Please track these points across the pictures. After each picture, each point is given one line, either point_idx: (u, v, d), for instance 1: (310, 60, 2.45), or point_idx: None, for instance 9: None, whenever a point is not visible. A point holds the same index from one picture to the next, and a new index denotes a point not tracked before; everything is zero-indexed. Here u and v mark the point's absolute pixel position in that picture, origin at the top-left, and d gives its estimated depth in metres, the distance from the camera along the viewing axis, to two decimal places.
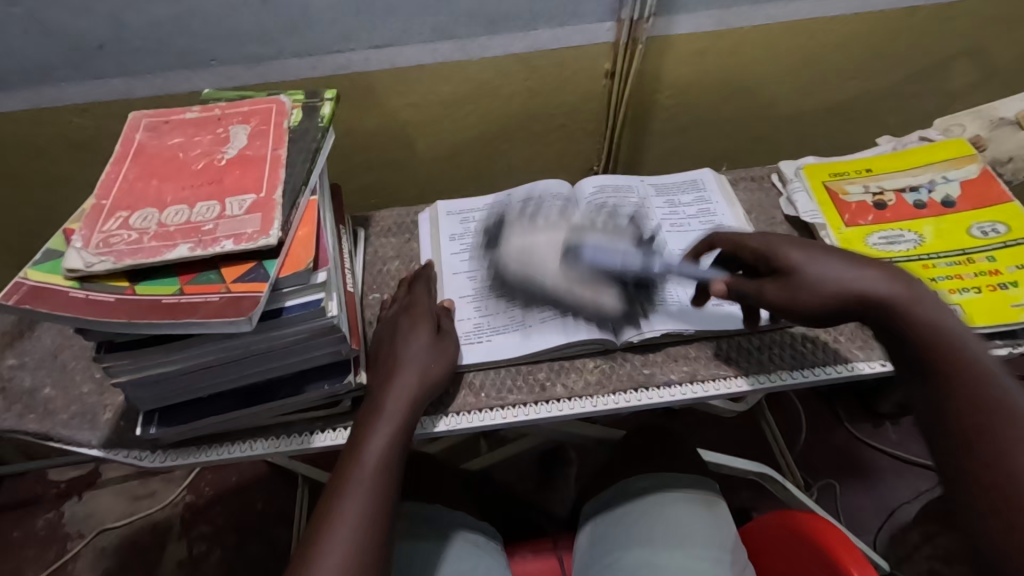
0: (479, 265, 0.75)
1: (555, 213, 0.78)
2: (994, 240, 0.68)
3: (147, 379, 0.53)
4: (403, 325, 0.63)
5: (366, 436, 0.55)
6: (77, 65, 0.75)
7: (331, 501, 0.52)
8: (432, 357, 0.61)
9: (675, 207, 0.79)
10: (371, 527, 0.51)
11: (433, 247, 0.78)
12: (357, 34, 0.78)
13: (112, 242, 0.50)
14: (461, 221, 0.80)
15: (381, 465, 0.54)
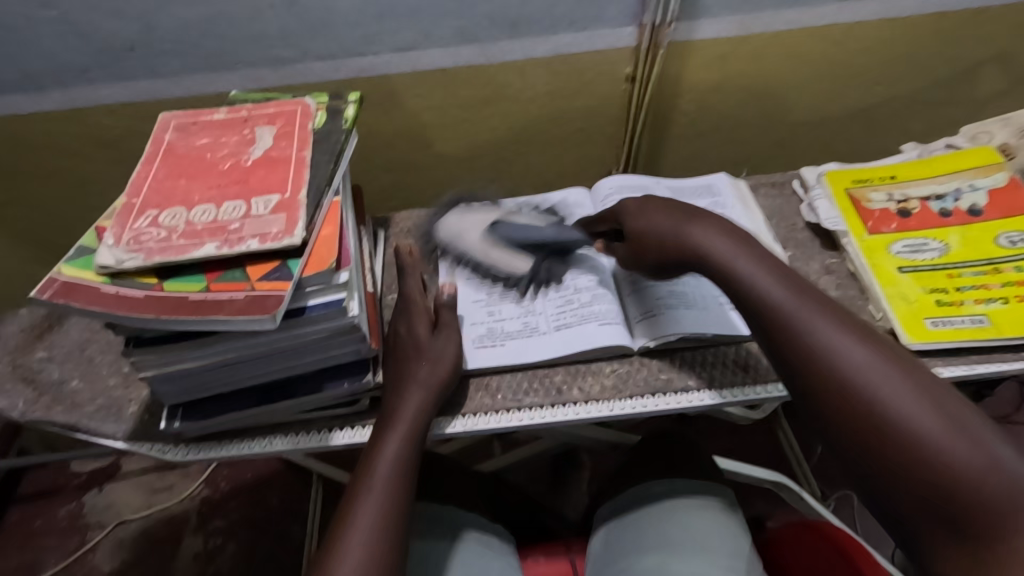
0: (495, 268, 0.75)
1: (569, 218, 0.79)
2: (1022, 249, 0.67)
3: (172, 374, 0.54)
4: (408, 326, 0.63)
5: (382, 439, 0.56)
6: (109, 66, 0.77)
7: (349, 504, 0.53)
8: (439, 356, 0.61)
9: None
10: (389, 527, 0.51)
11: (449, 250, 0.78)
12: (380, 38, 0.80)
13: (141, 240, 0.51)
14: (476, 224, 0.81)
15: (397, 467, 0.55)
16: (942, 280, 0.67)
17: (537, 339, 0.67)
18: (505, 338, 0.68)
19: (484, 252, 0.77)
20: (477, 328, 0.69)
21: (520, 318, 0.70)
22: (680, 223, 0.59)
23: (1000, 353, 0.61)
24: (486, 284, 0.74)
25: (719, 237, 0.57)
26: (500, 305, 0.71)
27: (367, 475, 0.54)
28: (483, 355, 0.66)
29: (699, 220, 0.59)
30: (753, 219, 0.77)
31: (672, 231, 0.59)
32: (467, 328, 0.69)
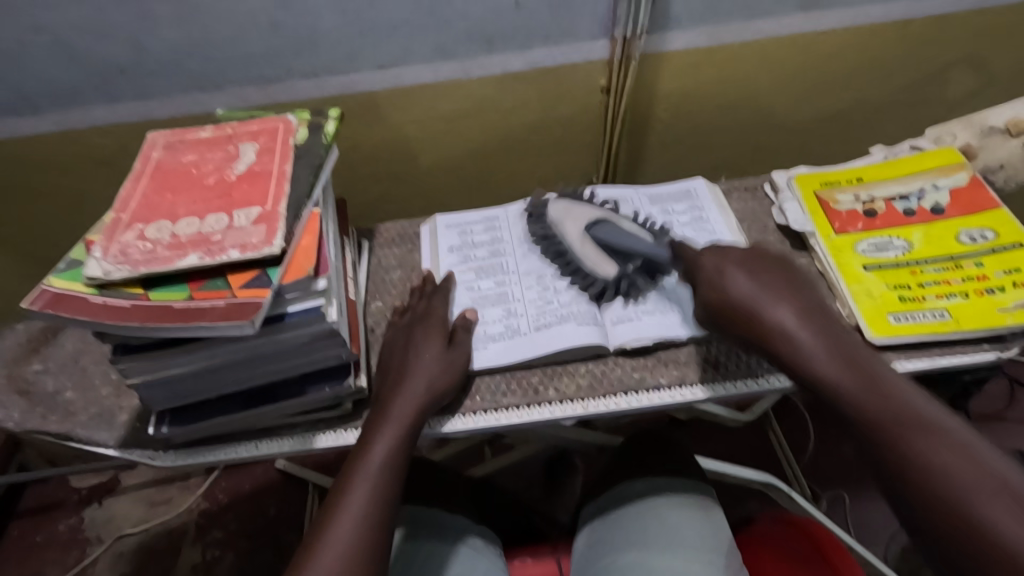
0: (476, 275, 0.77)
1: (549, 225, 0.80)
2: (983, 246, 0.69)
3: (159, 380, 0.56)
4: (416, 335, 0.66)
5: (376, 436, 0.58)
6: (102, 88, 0.81)
7: (337, 497, 0.54)
8: (441, 367, 0.64)
9: (668, 216, 0.81)
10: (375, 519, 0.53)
11: (433, 256, 0.81)
12: (362, 55, 0.83)
13: (128, 252, 0.54)
14: (459, 234, 0.82)
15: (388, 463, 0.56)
16: (905, 277, 0.69)
17: (517, 341, 0.69)
18: (487, 341, 0.69)
19: (467, 260, 0.79)
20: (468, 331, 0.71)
21: (503, 322, 0.71)
22: (760, 297, 0.55)
23: (960, 346, 0.63)
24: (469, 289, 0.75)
25: (791, 317, 0.53)
26: (483, 310, 0.72)
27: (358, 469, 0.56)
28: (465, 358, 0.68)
29: (780, 295, 0.55)
30: (727, 223, 0.80)
31: (753, 301, 0.55)
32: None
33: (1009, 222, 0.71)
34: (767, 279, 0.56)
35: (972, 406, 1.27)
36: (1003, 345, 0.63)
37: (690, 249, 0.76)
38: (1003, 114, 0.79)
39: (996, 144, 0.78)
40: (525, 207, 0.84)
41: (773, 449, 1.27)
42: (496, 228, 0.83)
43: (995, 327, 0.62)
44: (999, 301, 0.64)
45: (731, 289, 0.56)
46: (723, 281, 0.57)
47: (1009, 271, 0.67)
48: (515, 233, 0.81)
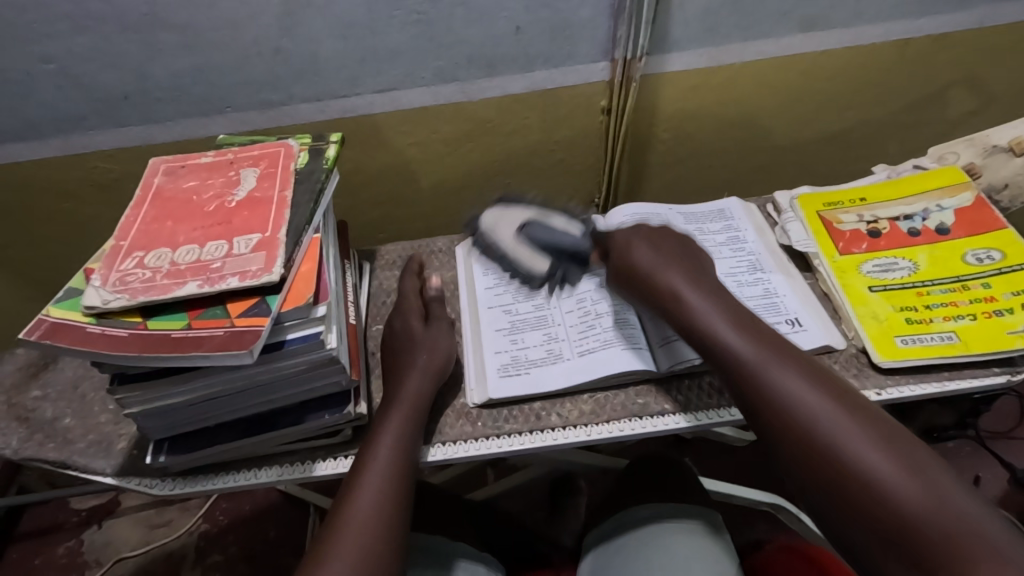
0: (513, 298, 0.77)
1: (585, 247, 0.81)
2: (989, 266, 0.69)
3: (156, 410, 0.56)
4: (398, 323, 0.71)
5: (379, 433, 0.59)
6: (105, 114, 0.81)
7: (348, 498, 0.55)
8: (431, 348, 0.67)
9: (705, 236, 0.80)
10: (390, 507, 0.54)
11: (468, 283, 0.80)
12: (363, 80, 0.83)
13: (127, 280, 0.54)
14: (493, 257, 0.82)
15: (398, 455, 0.58)
16: (911, 299, 0.68)
17: (559, 368, 0.68)
18: (528, 366, 0.69)
19: (501, 282, 0.79)
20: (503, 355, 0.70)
21: (544, 346, 0.71)
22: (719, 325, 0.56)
23: (970, 369, 0.62)
24: (506, 313, 0.75)
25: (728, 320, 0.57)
26: (523, 334, 0.72)
27: (365, 463, 0.57)
28: (498, 385, 0.67)
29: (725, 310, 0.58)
30: (766, 242, 0.79)
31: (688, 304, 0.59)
32: (489, 357, 0.70)
33: (1016, 242, 0.70)
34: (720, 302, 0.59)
35: (983, 425, 1.25)
36: (1013, 369, 0.62)
37: (732, 270, 0.75)
38: (1006, 134, 0.78)
39: (999, 163, 0.78)
40: (560, 227, 0.84)
41: None
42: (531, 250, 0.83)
43: (1005, 350, 0.61)
44: (1008, 323, 0.63)
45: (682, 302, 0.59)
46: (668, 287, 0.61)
47: (1017, 292, 0.66)
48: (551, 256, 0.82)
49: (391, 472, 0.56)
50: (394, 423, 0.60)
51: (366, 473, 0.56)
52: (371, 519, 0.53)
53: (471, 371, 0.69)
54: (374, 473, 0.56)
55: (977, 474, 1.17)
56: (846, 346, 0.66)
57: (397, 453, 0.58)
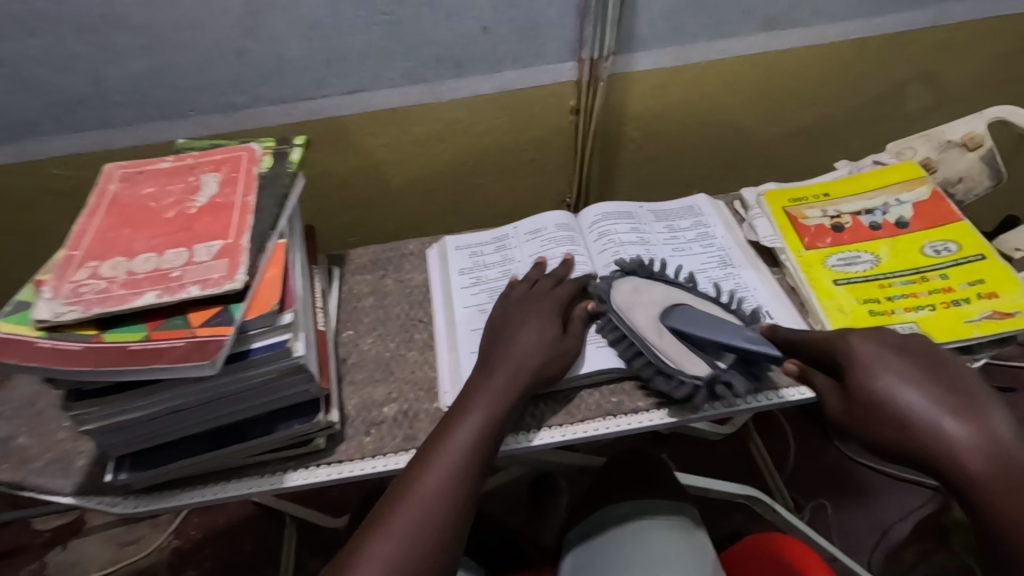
0: (489, 297, 0.75)
1: (562, 242, 0.78)
2: (947, 258, 0.71)
3: (114, 426, 0.54)
4: (514, 318, 0.65)
5: (466, 411, 0.57)
6: (59, 119, 0.78)
7: (416, 470, 0.54)
8: (548, 355, 0.63)
9: (675, 233, 0.81)
10: (456, 494, 0.52)
11: (444, 283, 0.79)
12: (329, 81, 0.82)
13: (81, 292, 0.52)
14: (470, 255, 0.81)
15: (481, 436, 0.56)
16: (875, 291, 0.69)
17: None
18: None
19: (478, 282, 0.77)
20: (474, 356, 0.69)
21: None
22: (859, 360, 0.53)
23: None
24: (482, 313, 0.74)
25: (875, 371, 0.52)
26: None
27: (440, 443, 0.55)
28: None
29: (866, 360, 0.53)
30: (734, 237, 0.80)
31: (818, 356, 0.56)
32: (465, 358, 0.69)
33: (970, 234, 0.72)
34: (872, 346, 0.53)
35: None
36: (971, 356, 0.64)
37: (704, 265, 0.76)
38: (960, 129, 0.80)
39: (954, 157, 0.80)
40: (535, 223, 0.82)
41: (754, 460, 1.27)
42: (507, 248, 0.81)
43: (962, 339, 0.63)
44: (965, 313, 0.65)
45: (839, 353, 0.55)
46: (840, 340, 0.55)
47: (973, 282, 0.68)
48: (527, 252, 0.79)
49: (467, 456, 0.55)
50: (487, 400, 0.58)
51: (443, 450, 0.55)
52: (435, 506, 0.51)
53: (446, 373, 0.69)
54: (449, 455, 0.54)
55: None
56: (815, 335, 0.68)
57: (480, 436, 0.56)
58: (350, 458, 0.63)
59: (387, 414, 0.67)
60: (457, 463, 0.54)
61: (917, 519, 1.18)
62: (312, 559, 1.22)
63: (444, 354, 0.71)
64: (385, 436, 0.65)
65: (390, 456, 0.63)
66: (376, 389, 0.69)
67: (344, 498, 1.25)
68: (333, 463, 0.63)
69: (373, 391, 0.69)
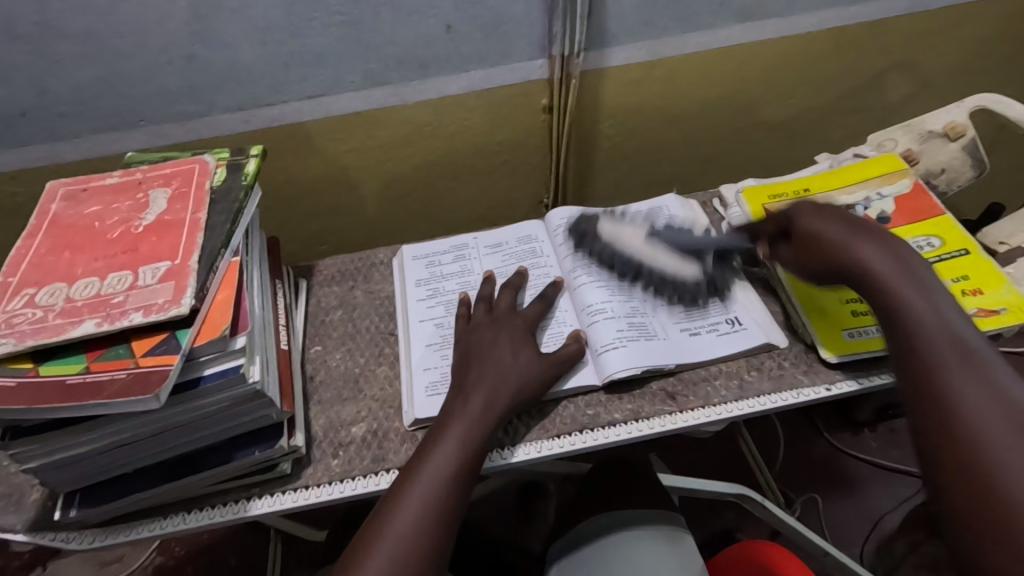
0: (446, 311, 0.72)
1: (523, 256, 0.76)
2: (930, 253, 0.69)
3: (59, 463, 0.51)
4: (485, 337, 0.63)
5: (439, 440, 0.55)
6: (3, 133, 0.74)
7: (387, 509, 0.51)
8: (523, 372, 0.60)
9: (644, 237, 0.78)
10: (431, 534, 0.49)
11: (400, 296, 0.75)
12: (289, 86, 0.78)
13: (14, 322, 0.49)
14: (427, 265, 0.77)
15: (456, 468, 0.53)
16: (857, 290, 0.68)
17: None
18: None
19: (435, 294, 0.74)
20: (431, 373, 0.66)
21: None
22: (848, 235, 0.57)
23: None
24: (438, 328, 0.70)
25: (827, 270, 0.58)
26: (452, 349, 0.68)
27: (413, 477, 0.53)
28: (427, 406, 0.63)
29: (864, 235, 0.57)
30: (703, 242, 0.78)
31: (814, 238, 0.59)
32: (418, 375, 0.66)
33: (953, 228, 0.70)
34: (855, 221, 0.59)
35: None
36: None
37: (670, 272, 0.75)
38: (941, 119, 0.79)
39: (936, 148, 0.78)
40: (497, 236, 0.79)
41: (743, 457, 1.26)
42: (467, 258, 0.78)
43: None
44: None
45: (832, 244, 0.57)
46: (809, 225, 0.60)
47: (958, 278, 0.66)
48: (487, 265, 0.76)
49: (440, 492, 0.52)
50: (461, 429, 0.56)
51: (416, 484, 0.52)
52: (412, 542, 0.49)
53: (404, 391, 0.66)
54: (423, 487, 0.52)
55: None
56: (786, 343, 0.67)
57: (455, 469, 0.53)
58: (316, 483, 0.60)
59: (355, 434, 0.64)
60: (433, 494, 0.51)
61: (908, 510, 1.17)
62: (297, 572, 1.19)
63: (403, 371, 0.68)
64: (353, 458, 0.62)
65: (357, 479, 0.60)
66: (343, 409, 0.66)
67: (329, 509, 1.23)
68: (300, 489, 0.60)
69: (341, 410, 0.66)
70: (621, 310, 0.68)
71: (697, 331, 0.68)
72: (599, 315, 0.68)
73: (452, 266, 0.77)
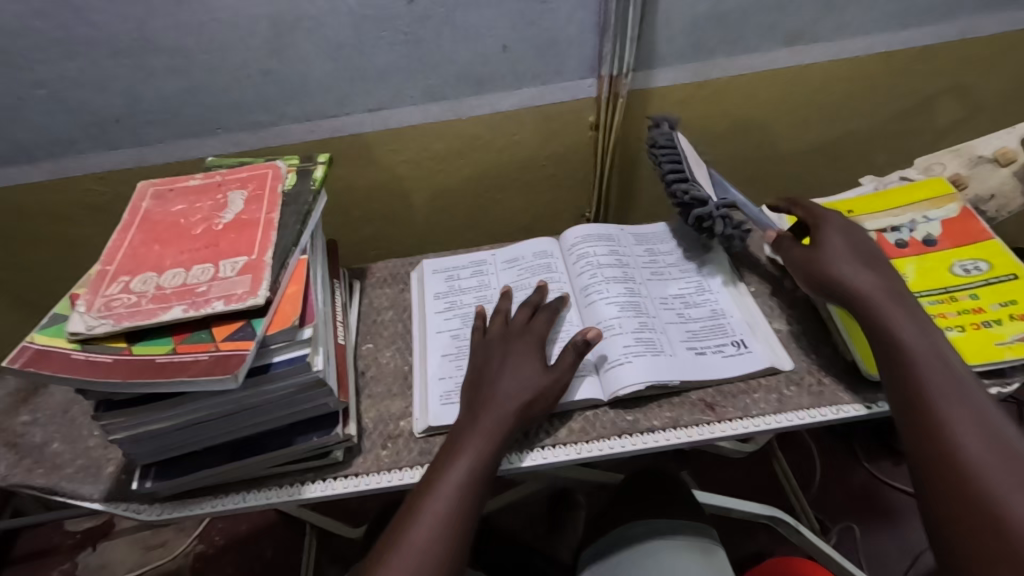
0: (463, 322, 0.76)
1: (538, 270, 0.79)
2: (977, 277, 0.68)
3: (142, 435, 0.56)
4: (515, 349, 0.65)
5: (454, 459, 0.57)
6: (96, 137, 0.82)
7: (406, 520, 0.54)
8: (535, 389, 0.62)
9: (655, 257, 0.81)
10: (450, 545, 0.53)
11: (420, 306, 0.79)
12: (353, 99, 0.84)
13: (112, 305, 0.54)
14: (447, 279, 0.82)
15: (467, 482, 0.56)
16: None
17: None
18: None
19: (453, 307, 0.78)
20: (446, 382, 0.69)
21: None
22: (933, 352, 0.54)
23: None
24: (454, 339, 0.74)
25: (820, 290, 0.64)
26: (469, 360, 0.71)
27: (429, 493, 0.55)
28: (441, 412, 0.66)
29: (869, 270, 0.62)
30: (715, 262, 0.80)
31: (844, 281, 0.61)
32: (433, 385, 0.69)
33: (1002, 254, 0.70)
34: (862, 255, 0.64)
35: None
36: (1004, 380, 0.61)
37: (680, 290, 0.77)
38: (991, 145, 0.79)
39: (985, 173, 0.79)
40: (513, 250, 0.83)
41: (778, 479, 1.24)
42: (485, 273, 0.82)
43: (995, 361, 0.61)
44: (997, 334, 0.63)
45: (840, 278, 0.62)
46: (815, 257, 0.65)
47: (1005, 303, 0.65)
48: (504, 279, 0.80)
49: (455, 504, 0.54)
50: (474, 445, 0.58)
51: (432, 499, 0.54)
52: (426, 554, 0.52)
53: (417, 399, 0.69)
54: (439, 500, 0.54)
55: None
56: (792, 367, 0.68)
57: (467, 485, 0.56)
58: (366, 472, 0.64)
59: (403, 427, 0.67)
60: (447, 509, 0.54)
61: None
62: (330, 567, 1.22)
63: (417, 378, 0.71)
64: (401, 449, 0.65)
65: (405, 470, 0.64)
66: (393, 403, 0.70)
67: (363, 508, 1.26)
68: (351, 476, 0.63)
69: (390, 405, 0.70)
70: (630, 327, 0.70)
71: (704, 350, 0.70)
72: (611, 332, 0.70)
73: (470, 281, 0.81)
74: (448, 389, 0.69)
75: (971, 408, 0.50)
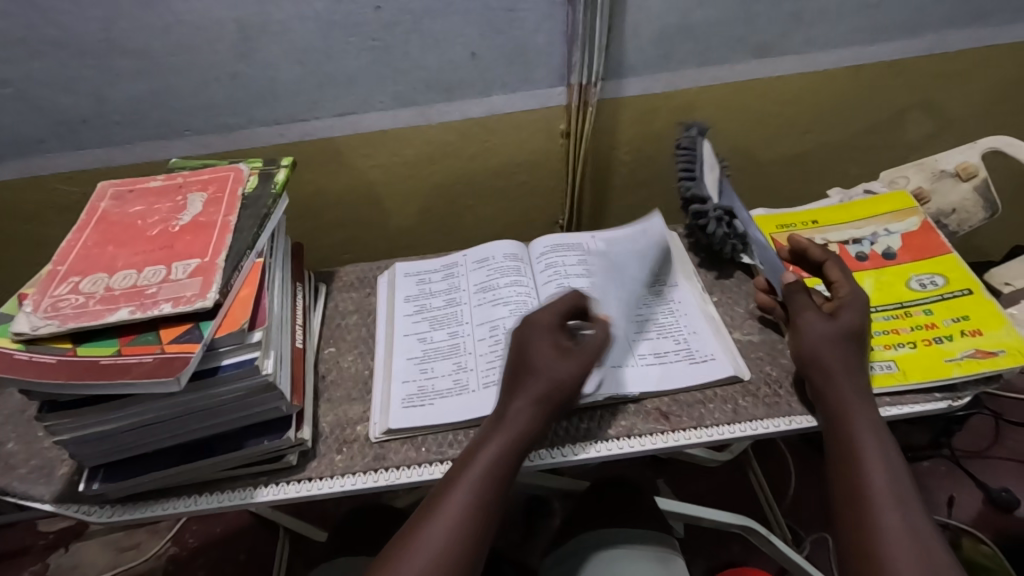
0: (430, 326, 0.76)
1: (506, 272, 0.79)
2: (932, 292, 0.69)
3: (89, 437, 0.56)
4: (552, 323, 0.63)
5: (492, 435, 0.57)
6: (63, 137, 0.82)
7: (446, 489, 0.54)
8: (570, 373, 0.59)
9: None
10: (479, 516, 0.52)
11: (388, 309, 0.80)
12: (322, 103, 0.84)
13: (59, 306, 0.54)
14: (417, 283, 0.82)
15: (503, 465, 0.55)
16: None
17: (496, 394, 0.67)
18: (434, 398, 0.68)
19: (421, 310, 0.78)
20: (409, 385, 0.70)
21: (452, 376, 0.70)
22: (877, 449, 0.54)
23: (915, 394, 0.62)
24: (420, 342, 0.75)
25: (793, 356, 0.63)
26: (432, 364, 0.72)
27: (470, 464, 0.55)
28: (400, 416, 0.66)
29: (843, 351, 0.60)
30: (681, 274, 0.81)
31: (824, 369, 0.60)
32: (397, 387, 0.70)
33: (959, 268, 0.70)
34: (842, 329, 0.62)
35: (958, 443, 1.23)
36: (954, 394, 0.61)
37: (645, 298, 0.77)
38: (953, 160, 0.80)
39: (948, 188, 0.79)
40: (484, 251, 0.83)
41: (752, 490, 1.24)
42: (454, 276, 0.82)
43: (943, 377, 0.61)
44: (947, 351, 0.63)
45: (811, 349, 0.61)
46: (804, 330, 0.62)
47: (958, 318, 0.66)
48: (472, 282, 0.80)
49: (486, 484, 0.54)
50: (517, 424, 0.57)
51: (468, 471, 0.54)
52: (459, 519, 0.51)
53: (376, 404, 0.69)
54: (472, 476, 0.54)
55: (951, 495, 1.15)
56: (749, 376, 0.68)
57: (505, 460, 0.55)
58: (319, 476, 0.63)
59: (360, 432, 0.67)
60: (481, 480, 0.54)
61: None
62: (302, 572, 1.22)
63: (378, 383, 0.71)
64: (356, 454, 0.65)
65: (358, 475, 0.63)
66: (351, 408, 0.70)
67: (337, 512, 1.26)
68: (304, 480, 0.63)
69: (349, 409, 0.69)
70: None
71: (662, 359, 0.70)
72: None
73: (440, 283, 0.81)
74: (411, 390, 0.69)
75: (903, 520, 0.50)
